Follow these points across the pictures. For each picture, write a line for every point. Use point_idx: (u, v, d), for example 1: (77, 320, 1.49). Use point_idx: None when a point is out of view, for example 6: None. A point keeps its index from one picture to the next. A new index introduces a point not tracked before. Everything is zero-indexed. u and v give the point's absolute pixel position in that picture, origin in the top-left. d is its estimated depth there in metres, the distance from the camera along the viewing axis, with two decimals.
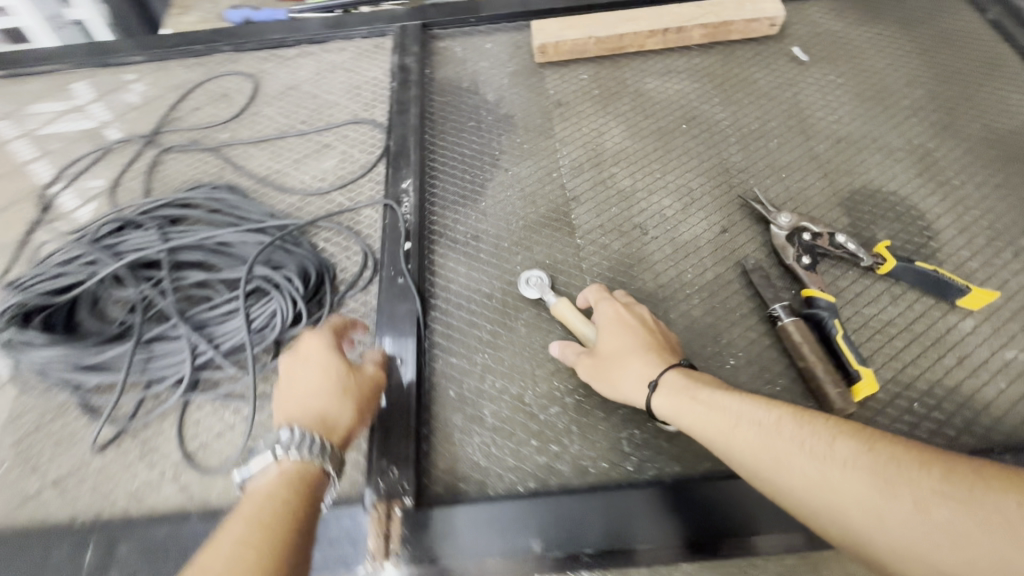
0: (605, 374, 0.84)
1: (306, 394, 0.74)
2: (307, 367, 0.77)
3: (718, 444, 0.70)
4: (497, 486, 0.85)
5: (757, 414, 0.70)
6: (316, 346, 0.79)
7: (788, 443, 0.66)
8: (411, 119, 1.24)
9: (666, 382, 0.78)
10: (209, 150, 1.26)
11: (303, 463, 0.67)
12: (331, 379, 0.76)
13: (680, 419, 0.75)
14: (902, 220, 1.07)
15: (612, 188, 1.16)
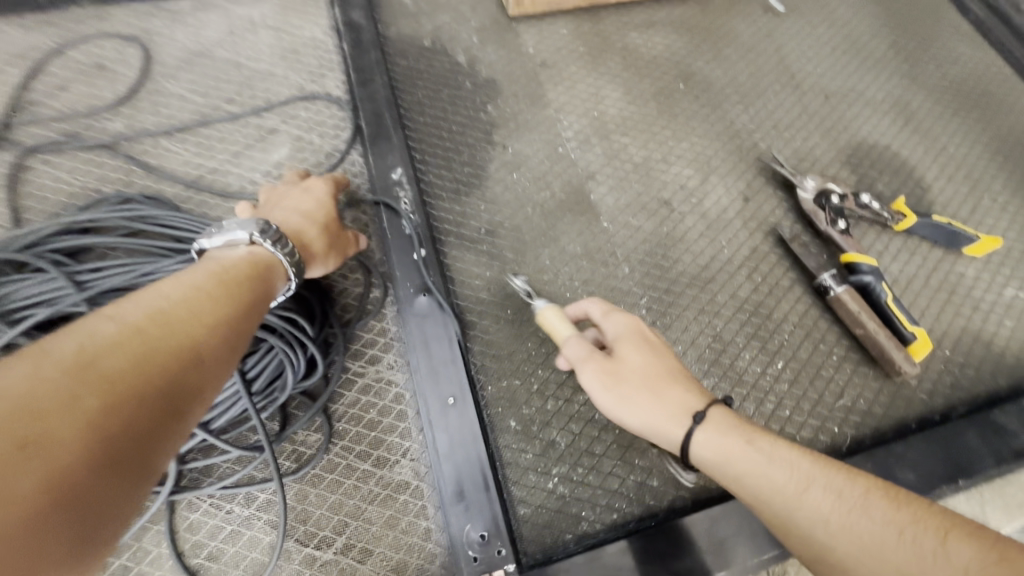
0: (631, 400, 0.63)
1: (292, 211, 0.75)
2: (303, 196, 0.79)
3: (770, 501, 0.56)
4: (593, 521, 0.75)
5: (839, 483, 0.55)
6: (321, 184, 0.81)
7: (874, 528, 0.51)
8: (380, 90, 1.00)
9: (715, 419, 0.60)
10: (100, 147, 0.92)
11: (267, 259, 0.65)
12: (321, 214, 0.77)
13: (718, 463, 0.59)
14: (900, 172, 1.10)
15: (626, 160, 1.04)
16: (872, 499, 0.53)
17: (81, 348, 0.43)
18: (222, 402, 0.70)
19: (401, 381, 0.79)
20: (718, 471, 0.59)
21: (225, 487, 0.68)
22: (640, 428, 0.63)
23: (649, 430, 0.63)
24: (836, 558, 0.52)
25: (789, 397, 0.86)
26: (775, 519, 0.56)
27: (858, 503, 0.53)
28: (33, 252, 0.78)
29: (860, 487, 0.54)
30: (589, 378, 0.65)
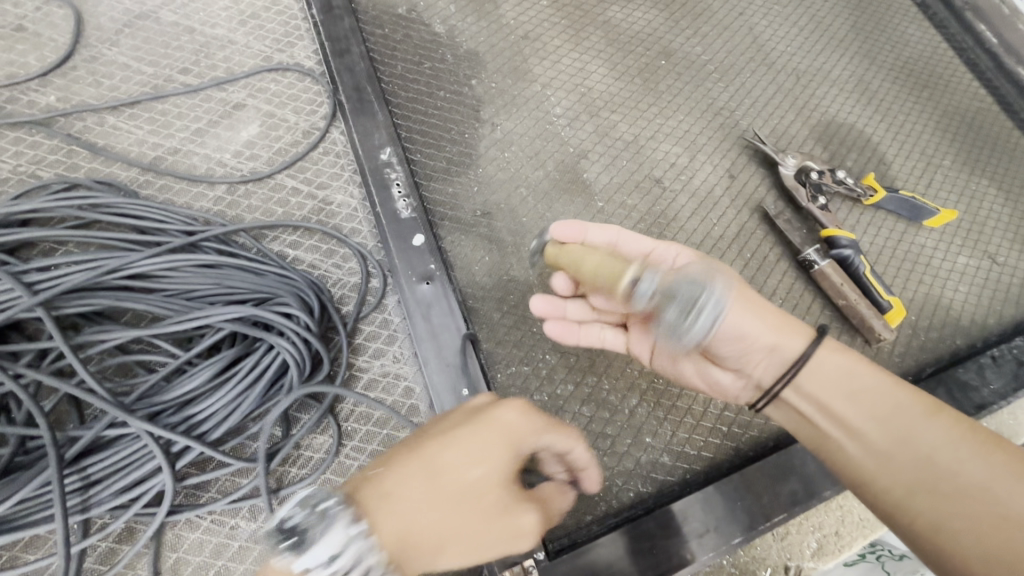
0: (752, 303, 0.59)
1: (429, 487, 0.45)
2: (478, 469, 0.46)
3: (876, 421, 0.55)
4: (610, 500, 0.75)
5: (964, 430, 0.53)
6: (506, 427, 0.49)
7: (987, 472, 0.50)
8: (358, 61, 0.92)
9: (833, 343, 0.60)
10: (30, 124, 0.79)
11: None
12: (473, 502, 0.46)
13: (828, 380, 0.58)
14: (866, 148, 1.15)
15: (616, 139, 1.03)
16: (999, 450, 0.52)
17: None
18: (221, 409, 0.63)
19: (410, 374, 0.76)
20: (822, 385, 0.58)
21: (228, 502, 0.62)
22: (765, 333, 0.59)
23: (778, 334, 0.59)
24: (929, 485, 0.52)
25: None
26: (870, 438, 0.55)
27: (980, 448, 0.52)
28: None
29: (981, 436, 0.53)
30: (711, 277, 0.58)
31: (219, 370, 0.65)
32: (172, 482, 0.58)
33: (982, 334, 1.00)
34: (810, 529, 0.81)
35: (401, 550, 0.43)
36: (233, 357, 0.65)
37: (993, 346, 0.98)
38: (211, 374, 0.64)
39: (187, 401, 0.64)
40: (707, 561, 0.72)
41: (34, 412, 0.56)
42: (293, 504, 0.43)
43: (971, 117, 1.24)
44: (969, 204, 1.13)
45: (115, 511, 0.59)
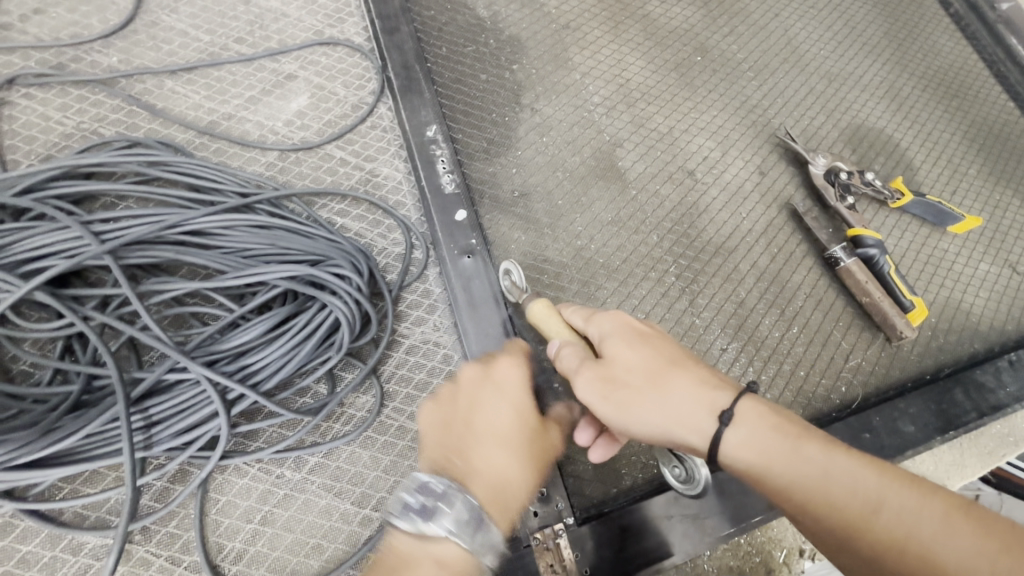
0: (630, 406, 0.55)
1: (503, 450, 0.54)
2: (507, 412, 0.57)
3: (823, 518, 0.49)
4: (635, 474, 0.78)
5: (916, 505, 0.48)
6: (515, 382, 0.59)
7: (962, 560, 0.44)
8: (406, 39, 0.94)
9: (748, 417, 0.53)
10: (93, 83, 0.82)
11: (471, 555, 0.48)
12: (524, 435, 0.56)
13: (761, 475, 0.52)
14: (894, 154, 1.17)
15: (651, 130, 1.05)
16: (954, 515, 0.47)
17: None
18: (275, 361, 0.66)
19: (449, 343, 0.79)
20: (761, 480, 0.51)
21: (278, 451, 0.65)
22: (654, 439, 0.56)
23: (666, 440, 0.55)
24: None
25: (804, 359, 0.92)
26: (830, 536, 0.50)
27: (942, 527, 0.46)
28: (33, 197, 0.68)
29: (931, 505, 0.47)
30: (583, 389, 0.57)
31: (273, 326, 0.67)
32: (228, 426, 0.61)
33: (999, 340, 1.02)
34: None
35: (502, 498, 0.52)
36: (286, 314, 0.68)
37: (1010, 351, 1.00)
38: (265, 329, 0.66)
39: (240, 353, 0.67)
40: (728, 538, 0.74)
41: (102, 353, 0.59)
42: (411, 488, 0.49)
43: (997, 128, 1.26)
44: (992, 213, 1.15)
45: (172, 452, 0.62)
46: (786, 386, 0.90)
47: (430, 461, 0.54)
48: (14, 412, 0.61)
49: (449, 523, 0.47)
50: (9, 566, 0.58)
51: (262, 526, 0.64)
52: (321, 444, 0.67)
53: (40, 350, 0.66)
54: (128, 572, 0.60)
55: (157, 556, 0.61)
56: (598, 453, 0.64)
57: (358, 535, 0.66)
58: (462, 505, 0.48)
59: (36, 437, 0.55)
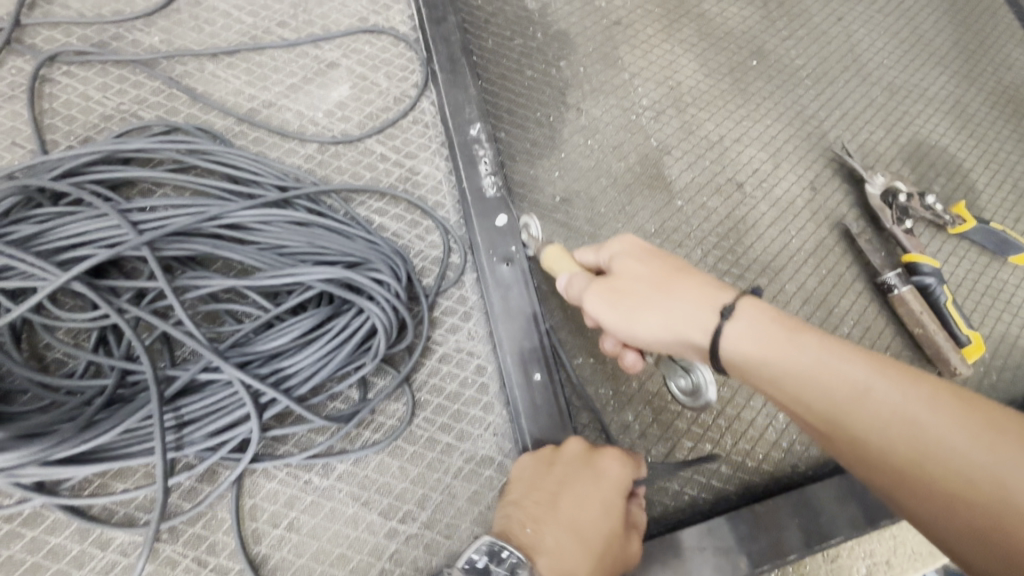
0: (637, 314, 0.55)
1: (571, 534, 0.55)
2: (591, 501, 0.58)
3: (814, 405, 0.49)
4: (665, 500, 0.75)
5: (905, 388, 0.46)
6: (614, 477, 0.61)
7: (947, 437, 0.44)
8: (453, 30, 0.90)
9: (749, 312, 0.51)
10: (135, 63, 0.80)
11: None
12: (597, 529, 0.56)
13: (752, 362, 0.51)
14: (956, 175, 1.11)
15: (701, 138, 1.01)
16: (958, 399, 0.45)
17: None
18: (308, 366, 0.64)
19: (482, 353, 0.77)
20: (750, 368, 0.51)
21: (308, 457, 0.63)
22: (663, 340, 0.55)
23: (675, 343, 0.54)
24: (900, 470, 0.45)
25: None
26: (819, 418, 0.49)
27: (928, 408, 0.45)
28: (72, 180, 0.67)
29: (933, 391, 0.46)
30: (591, 304, 0.58)
31: (307, 329, 0.66)
32: (259, 432, 0.59)
33: None
34: (860, 554, 0.81)
35: None
36: (322, 318, 0.66)
37: None
38: (300, 331, 0.65)
39: (273, 355, 0.65)
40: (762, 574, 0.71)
41: (137, 348, 0.58)
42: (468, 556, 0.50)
43: None
44: None
45: (203, 453, 0.61)
46: None
47: (506, 520, 0.56)
48: (47, 403, 0.60)
49: None
50: (38, 558, 0.57)
51: (288, 532, 0.63)
52: (351, 452, 0.65)
53: (74, 340, 0.65)
54: (155, 571, 0.59)
55: (184, 556, 0.60)
56: (632, 355, 0.64)
57: (383, 547, 0.65)
58: None
59: (73, 433, 0.55)
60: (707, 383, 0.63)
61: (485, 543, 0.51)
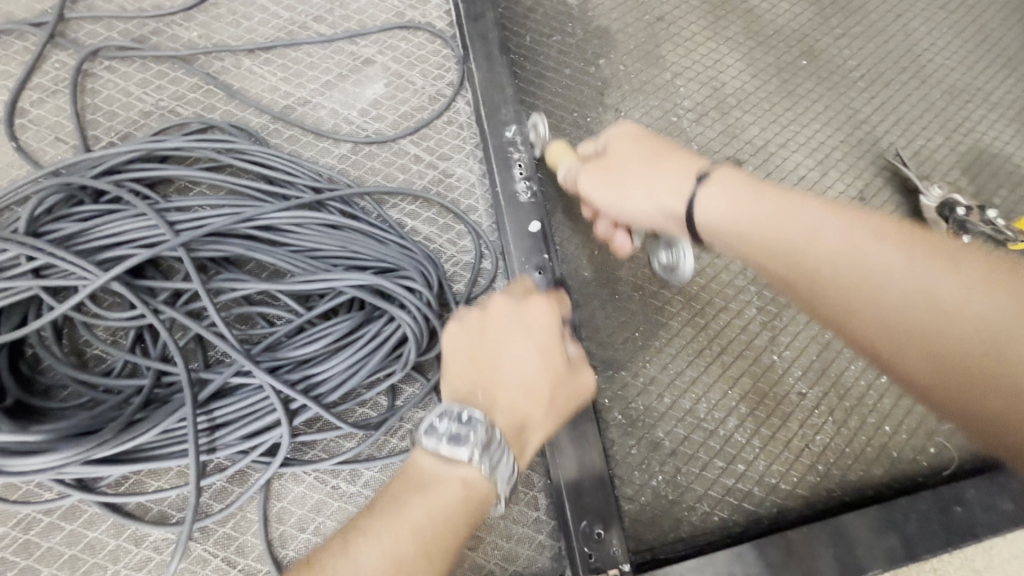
0: (624, 186, 0.59)
1: (522, 384, 0.51)
2: (531, 355, 0.52)
3: (780, 257, 0.51)
4: (693, 521, 0.73)
5: (853, 228, 0.50)
6: (546, 323, 0.54)
7: (894, 266, 0.48)
8: (491, 25, 0.87)
9: (713, 178, 0.55)
10: (174, 59, 0.80)
11: (489, 485, 0.46)
12: (543, 381, 0.52)
13: (722, 222, 0.54)
14: (1019, 188, 1.03)
15: (744, 143, 0.96)
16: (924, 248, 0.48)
17: None
18: (338, 374, 0.64)
19: None
20: (719, 230, 0.54)
21: (337, 463, 0.64)
22: (644, 213, 0.58)
23: (653, 211, 0.58)
24: (875, 325, 0.48)
25: (893, 414, 0.83)
26: (796, 283, 0.51)
27: (873, 241, 0.49)
28: (112, 179, 0.68)
29: (878, 227, 0.50)
30: (585, 184, 0.62)
31: (338, 336, 0.65)
32: (289, 439, 0.59)
33: None
34: None
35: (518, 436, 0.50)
36: (354, 324, 0.65)
37: None
38: (332, 338, 0.64)
39: (304, 361, 0.65)
40: None
41: (172, 351, 0.58)
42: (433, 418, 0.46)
43: None
44: None
45: (235, 455, 0.62)
46: (869, 441, 0.82)
47: (453, 390, 0.51)
48: (87, 400, 0.61)
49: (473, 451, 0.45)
50: (76, 550, 0.59)
51: (315, 537, 0.64)
52: (379, 460, 0.65)
53: (112, 337, 0.66)
54: (187, 569, 0.60)
55: (214, 555, 0.61)
56: (624, 235, 0.67)
57: None
58: (490, 435, 0.46)
59: (113, 433, 0.56)
60: (684, 260, 0.69)
61: (446, 408, 0.47)
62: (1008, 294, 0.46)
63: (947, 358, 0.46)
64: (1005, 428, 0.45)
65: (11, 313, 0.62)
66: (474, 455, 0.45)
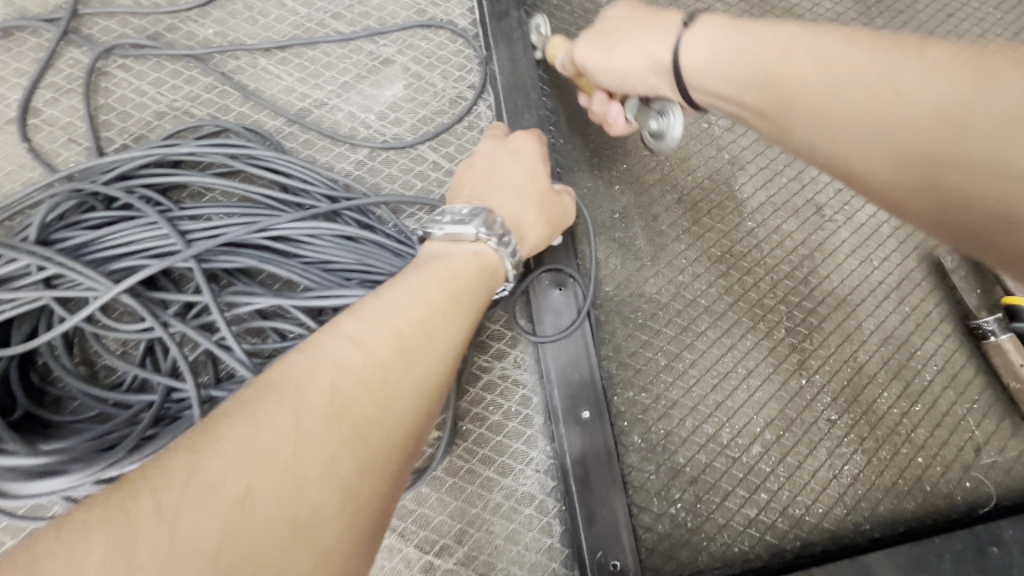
0: (620, 41, 0.64)
1: (518, 191, 0.59)
2: (522, 172, 0.61)
3: (755, 80, 0.55)
4: (712, 551, 0.71)
5: (817, 41, 0.53)
6: (531, 149, 0.63)
7: (855, 66, 0.50)
8: (516, 24, 0.84)
9: (706, 24, 0.59)
10: (188, 57, 0.77)
11: (496, 258, 0.53)
12: (533, 189, 0.60)
13: (708, 60, 0.58)
14: None
15: (779, 152, 0.91)
16: (895, 47, 0.49)
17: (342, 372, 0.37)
18: None
19: (529, 384, 0.73)
20: (709, 70, 0.59)
21: None
22: (638, 67, 0.63)
23: (653, 65, 0.62)
24: (839, 140, 0.50)
25: (927, 445, 0.79)
26: (769, 110, 0.55)
27: (840, 47, 0.51)
28: (124, 184, 0.66)
29: (846, 36, 0.52)
30: (580, 51, 0.67)
31: None
32: None
33: None
34: None
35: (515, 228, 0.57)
36: None
37: None
38: None
39: None
40: None
41: (183, 368, 0.57)
42: (437, 218, 0.54)
43: None
44: None
45: None
46: (902, 474, 0.78)
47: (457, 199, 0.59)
48: (98, 414, 0.60)
49: (478, 231, 0.52)
50: None
51: None
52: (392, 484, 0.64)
53: (124, 347, 0.65)
54: None
55: None
56: (617, 108, 0.72)
57: None
58: (488, 216, 0.54)
59: (123, 453, 0.54)
60: (672, 126, 0.66)
61: (451, 208, 0.55)
62: (971, 74, 0.44)
63: (905, 150, 0.46)
64: (982, 215, 0.42)
65: (23, 323, 0.61)
66: (480, 234, 0.52)
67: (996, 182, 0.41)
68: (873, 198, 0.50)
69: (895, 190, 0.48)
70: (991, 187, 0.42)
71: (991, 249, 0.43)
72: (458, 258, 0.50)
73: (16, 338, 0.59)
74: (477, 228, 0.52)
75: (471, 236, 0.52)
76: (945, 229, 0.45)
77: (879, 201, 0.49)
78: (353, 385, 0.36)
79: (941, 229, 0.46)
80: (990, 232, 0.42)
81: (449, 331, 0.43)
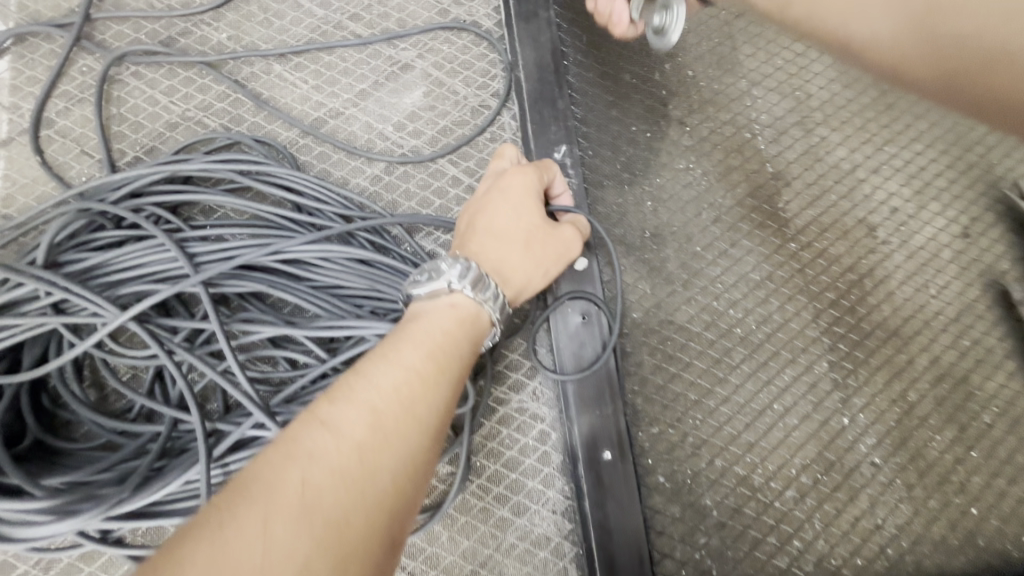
0: None
1: (500, 235, 0.57)
2: (508, 212, 0.58)
3: None
4: None
5: None
6: (521, 184, 0.60)
7: None
8: (544, 29, 0.80)
9: None
10: (202, 64, 0.74)
11: (478, 307, 0.52)
12: (517, 231, 0.58)
13: None
14: None
15: (829, 165, 0.84)
16: None
17: (315, 469, 0.37)
18: None
19: (548, 418, 0.70)
20: None
21: None
22: None
23: None
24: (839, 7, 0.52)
25: (982, 497, 0.73)
26: None
27: None
28: (132, 203, 0.63)
29: None
30: None
31: None
32: None
33: None
34: None
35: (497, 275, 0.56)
36: None
37: None
38: None
39: None
40: None
41: (188, 400, 0.55)
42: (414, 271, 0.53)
43: None
44: None
45: None
46: (952, 528, 0.71)
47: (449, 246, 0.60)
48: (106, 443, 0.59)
49: (453, 281, 0.51)
50: None
51: None
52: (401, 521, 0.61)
53: (134, 373, 0.64)
54: None
55: None
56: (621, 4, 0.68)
57: None
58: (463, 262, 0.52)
59: (130, 489, 0.53)
60: (674, 22, 0.63)
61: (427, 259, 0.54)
62: None
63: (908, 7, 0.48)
64: (999, 62, 0.43)
65: (32, 347, 0.60)
66: (454, 284, 0.51)
67: (995, 26, 0.43)
68: (871, 66, 0.52)
69: (893, 51, 0.49)
70: (999, 29, 0.43)
71: (988, 99, 0.45)
72: (439, 318, 0.49)
73: (25, 364, 0.58)
74: (450, 278, 0.51)
75: (447, 285, 0.51)
76: (941, 88, 0.47)
77: (879, 69, 0.51)
78: (326, 481, 0.37)
79: (937, 87, 0.47)
80: (987, 69, 0.44)
81: (424, 406, 0.43)
